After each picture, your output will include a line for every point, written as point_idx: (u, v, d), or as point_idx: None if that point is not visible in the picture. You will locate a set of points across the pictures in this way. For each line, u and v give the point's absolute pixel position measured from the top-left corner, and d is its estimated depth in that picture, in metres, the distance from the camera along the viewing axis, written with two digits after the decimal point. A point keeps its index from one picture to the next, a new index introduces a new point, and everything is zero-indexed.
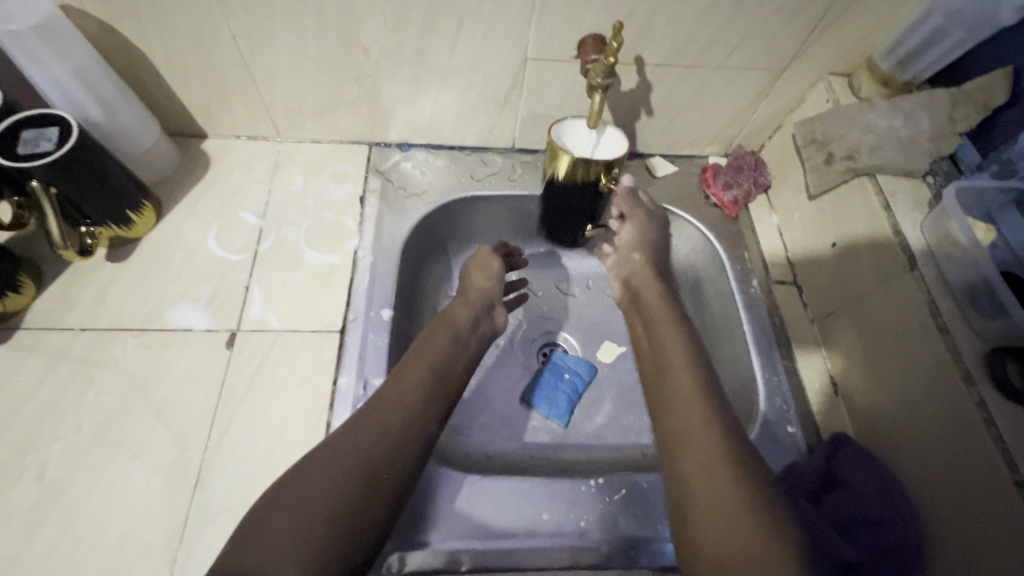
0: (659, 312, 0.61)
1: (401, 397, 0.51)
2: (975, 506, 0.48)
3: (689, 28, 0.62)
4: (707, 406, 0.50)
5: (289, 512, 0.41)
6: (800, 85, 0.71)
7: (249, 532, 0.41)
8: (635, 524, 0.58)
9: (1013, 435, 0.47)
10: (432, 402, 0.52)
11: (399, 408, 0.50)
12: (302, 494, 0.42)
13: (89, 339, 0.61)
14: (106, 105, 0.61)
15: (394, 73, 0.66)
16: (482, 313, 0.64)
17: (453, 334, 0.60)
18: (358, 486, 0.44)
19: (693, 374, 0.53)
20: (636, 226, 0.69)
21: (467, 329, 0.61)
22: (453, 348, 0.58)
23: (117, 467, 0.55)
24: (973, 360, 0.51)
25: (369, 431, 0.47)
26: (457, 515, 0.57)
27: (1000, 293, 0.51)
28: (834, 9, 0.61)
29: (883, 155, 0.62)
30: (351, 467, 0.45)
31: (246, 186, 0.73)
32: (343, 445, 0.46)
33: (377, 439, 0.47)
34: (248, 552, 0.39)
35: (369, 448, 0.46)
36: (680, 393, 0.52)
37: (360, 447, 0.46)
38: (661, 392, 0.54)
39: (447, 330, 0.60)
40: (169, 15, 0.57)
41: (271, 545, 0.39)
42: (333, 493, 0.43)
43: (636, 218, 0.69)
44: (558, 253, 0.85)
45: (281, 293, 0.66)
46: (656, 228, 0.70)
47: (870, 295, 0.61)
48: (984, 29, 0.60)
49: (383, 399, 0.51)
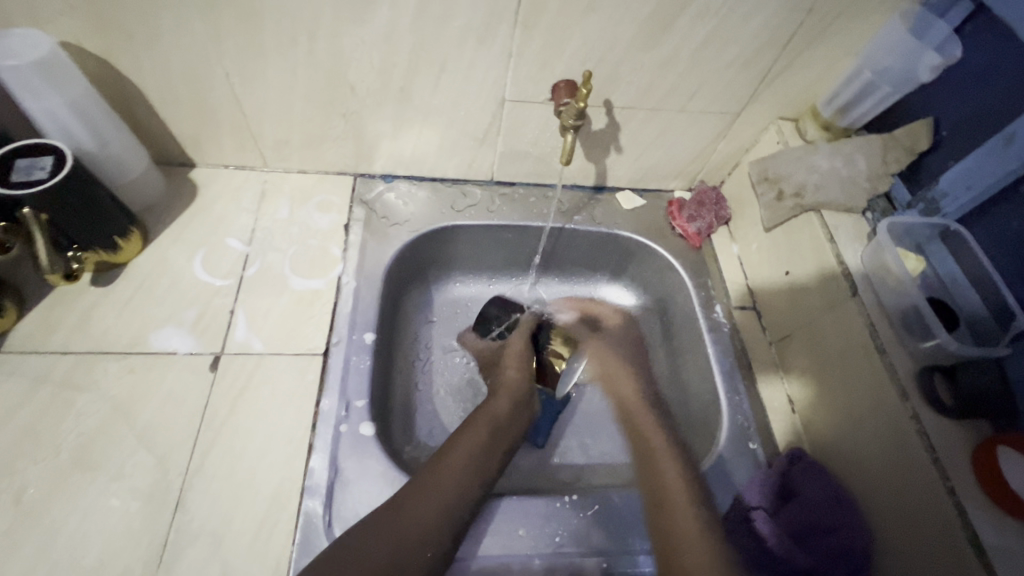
0: (655, 428, 0.68)
1: (442, 485, 0.54)
2: (917, 515, 0.53)
3: (651, 76, 0.68)
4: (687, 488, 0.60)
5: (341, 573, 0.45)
6: (754, 128, 0.78)
7: None
8: (608, 540, 0.60)
9: (941, 445, 0.53)
10: (467, 491, 0.55)
11: (441, 494, 0.53)
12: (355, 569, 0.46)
13: (71, 362, 0.62)
14: (100, 136, 0.63)
15: (379, 110, 0.71)
16: (519, 410, 0.66)
17: (492, 426, 0.62)
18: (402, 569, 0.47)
19: (686, 493, 0.59)
20: (596, 354, 0.78)
21: (505, 424, 0.64)
22: (489, 445, 0.60)
23: (96, 490, 0.55)
24: (908, 377, 0.57)
25: (412, 514, 0.51)
26: None
27: (928, 319, 0.57)
28: (778, 63, 0.68)
29: (826, 193, 0.69)
30: (399, 539, 0.49)
31: (233, 214, 0.76)
32: (387, 522, 0.50)
33: (412, 526, 0.50)
34: None
35: (410, 531, 0.50)
36: (659, 467, 0.63)
37: (402, 524, 0.50)
38: (645, 454, 0.66)
39: (485, 422, 0.62)
40: (166, 53, 0.60)
41: None
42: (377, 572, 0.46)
43: (593, 345, 0.79)
44: (458, 287, 0.87)
45: (266, 317, 0.68)
46: (629, 339, 0.80)
47: (818, 316, 0.67)
48: (908, 85, 0.67)
49: (427, 481, 0.54)
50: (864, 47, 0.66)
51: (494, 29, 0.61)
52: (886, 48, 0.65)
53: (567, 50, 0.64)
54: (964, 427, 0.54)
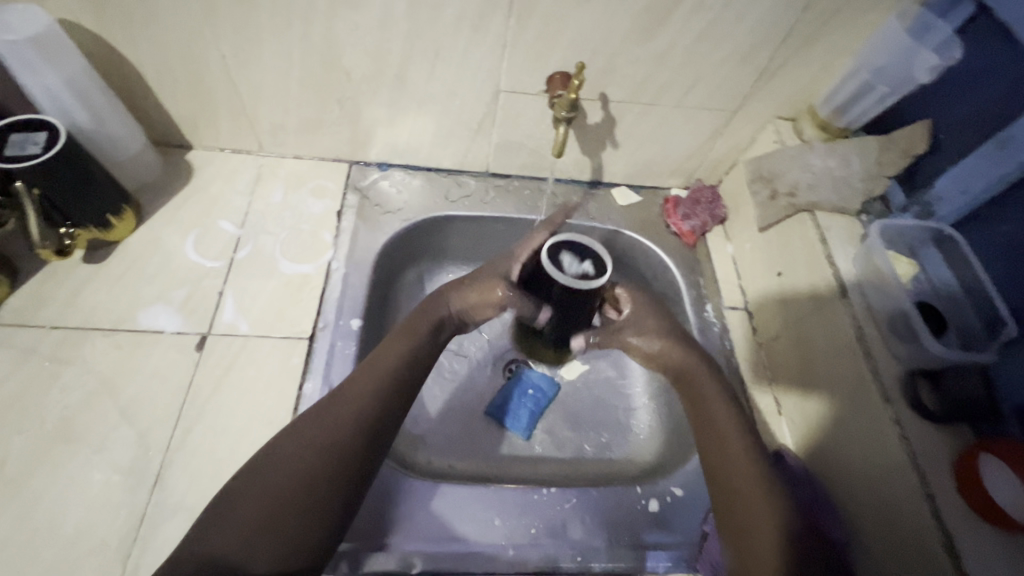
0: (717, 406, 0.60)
1: (341, 414, 0.52)
2: (897, 521, 0.52)
3: (647, 71, 0.67)
4: (754, 482, 0.55)
5: (265, 481, 0.48)
6: (751, 127, 0.77)
7: (244, 479, 0.49)
8: (585, 533, 0.60)
9: (922, 450, 0.52)
10: (387, 398, 0.54)
11: (332, 427, 0.51)
12: (276, 471, 0.48)
13: (60, 337, 0.62)
14: (95, 114, 0.63)
15: (374, 97, 0.71)
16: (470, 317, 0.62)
17: (433, 322, 0.60)
18: (313, 478, 0.48)
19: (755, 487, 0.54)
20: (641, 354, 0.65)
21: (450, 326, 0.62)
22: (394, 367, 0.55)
23: (77, 462, 0.56)
24: (891, 381, 0.56)
25: (334, 422, 0.51)
26: (427, 518, 0.58)
27: (914, 322, 0.56)
28: (776, 60, 0.67)
29: (820, 193, 0.68)
30: (293, 482, 0.48)
31: (227, 196, 0.76)
32: (278, 463, 0.49)
33: (328, 429, 0.51)
34: (234, 506, 0.47)
35: (297, 470, 0.48)
36: (722, 442, 0.58)
37: (291, 465, 0.48)
38: (706, 436, 0.60)
39: (427, 318, 0.60)
40: (163, 34, 0.61)
41: (248, 506, 0.46)
42: (267, 519, 0.46)
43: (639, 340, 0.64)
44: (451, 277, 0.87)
45: (255, 299, 0.68)
46: (650, 315, 0.65)
47: (806, 319, 0.66)
48: (906, 86, 0.66)
49: (319, 416, 0.52)
50: (861, 48, 0.65)
51: (489, 18, 0.61)
52: (884, 48, 0.65)
53: (561, 41, 0.64)
54: (946, 433, 0.54)
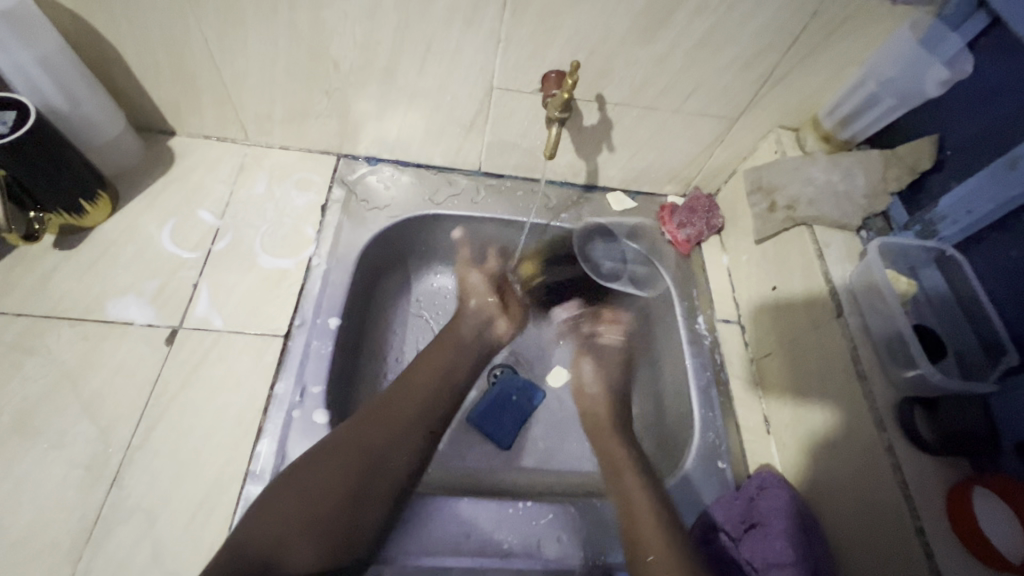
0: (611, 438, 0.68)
1: (387, 424, 0.57)
2: (888, 556, 0.50)
3: (646, 73, 0.65)
4: (648, 496, 0.58)
5: (315, 477, 0.51)
6: (752, 136, 0.75)
7: (294, 474, 0.51)
8: (559, 551, 0.57)
9: (916, 482, 0.50)
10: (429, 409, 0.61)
11: (378, 433, 0.56)
12: (328, 470, 0.52)
13: (22, 325, 0.60)
14: (70, 95, 0.61)
15: (363, 89, 0.68)
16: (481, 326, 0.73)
17: (457, 344, 0.70)
18: (363, 479, 0.53)
19: (648, 500, 0.58)
20: (593, 369, 0.76)
21: (470, 342, 0.71)
22: (428, 394, 0.62)
23: (33, 457, 0.54)
24: (887, 408, 0.54)
25: (383, 427, 0.57)
26: (403, 531, 0.56)
27: (910, 345, 0.54)
28: (781, 67, 0.64)
29: (820, 207, 0.66)
30: (336, 489, 0.51)
31: (209, 184, 0.74)
32: (315, 468, 0.52)
33: (380, 435, 0.56)
34: (288, 496, 0.50)
35: (337, 476, 0.52)
36: (622, 477, 0.62)
37: (346, 460, 0.53)
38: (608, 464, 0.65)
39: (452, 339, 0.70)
40: (142, 14, 0.58)
41: (302, 497, 0.50)
42: (310, 520, 0.49)
43: (584, 357, 0.77)
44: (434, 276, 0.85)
45: (230, 293, 0.66)
46: (619, 357, 0.76)
47: (802, 336, 0.64)
48: (914, 100, 0.63)
49: (371, 419, 0.57)
50: (869, 56, 0.63)
51: (482, 12, 0.58)
52: (892, 58, 0.62)
53: (557, 40, 0.61)
54: (941, 465, 0.52)
